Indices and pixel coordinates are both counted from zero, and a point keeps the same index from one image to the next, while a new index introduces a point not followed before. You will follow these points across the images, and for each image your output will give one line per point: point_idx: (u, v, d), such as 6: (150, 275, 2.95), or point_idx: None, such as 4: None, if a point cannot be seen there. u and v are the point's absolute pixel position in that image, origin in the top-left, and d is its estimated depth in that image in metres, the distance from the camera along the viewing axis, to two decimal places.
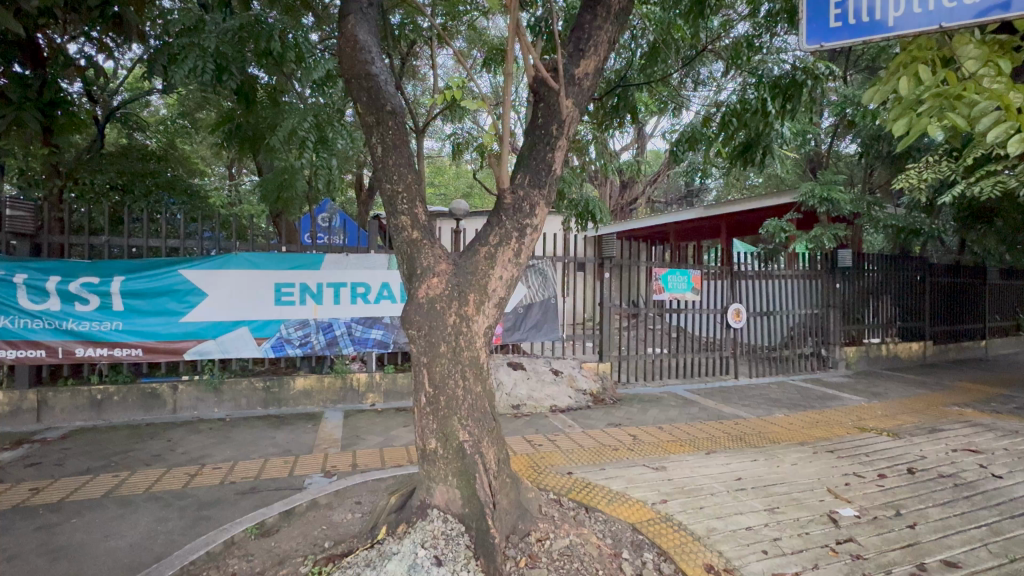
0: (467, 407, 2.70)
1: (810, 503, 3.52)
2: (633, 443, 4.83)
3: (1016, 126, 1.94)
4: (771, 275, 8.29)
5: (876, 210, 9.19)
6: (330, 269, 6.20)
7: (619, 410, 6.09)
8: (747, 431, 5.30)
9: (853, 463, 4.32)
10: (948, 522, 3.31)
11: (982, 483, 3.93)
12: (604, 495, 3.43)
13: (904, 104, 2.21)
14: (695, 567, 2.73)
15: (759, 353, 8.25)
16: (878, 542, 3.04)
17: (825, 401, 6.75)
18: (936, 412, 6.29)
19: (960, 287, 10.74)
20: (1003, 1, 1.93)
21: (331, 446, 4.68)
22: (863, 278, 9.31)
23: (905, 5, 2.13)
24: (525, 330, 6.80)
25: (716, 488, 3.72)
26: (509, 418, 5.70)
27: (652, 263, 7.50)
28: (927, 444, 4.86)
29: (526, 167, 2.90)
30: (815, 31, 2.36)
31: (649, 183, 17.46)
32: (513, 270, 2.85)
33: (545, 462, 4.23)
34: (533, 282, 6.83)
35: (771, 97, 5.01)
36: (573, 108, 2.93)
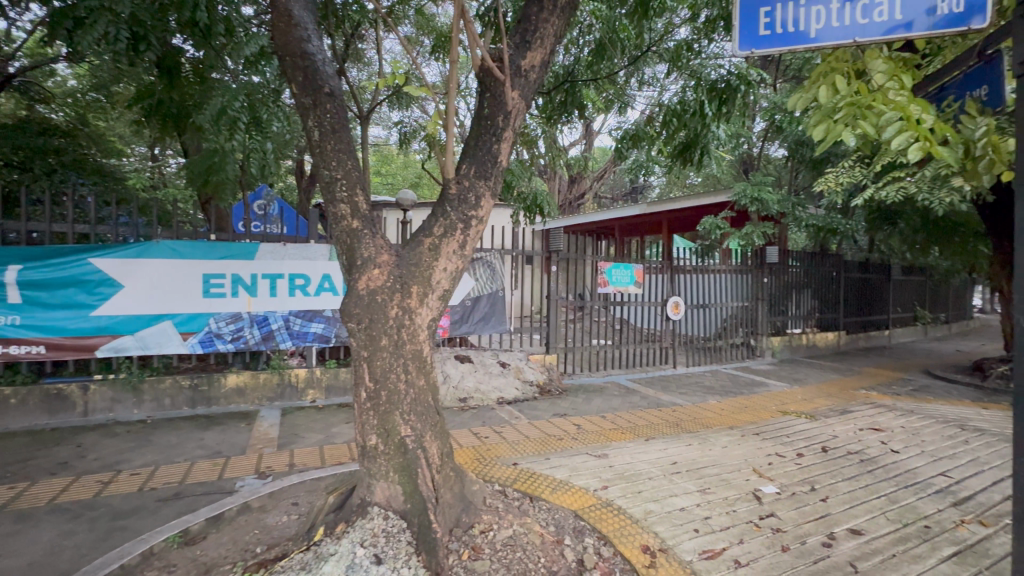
0: (410, 401, 2.64)
1: (737, 482, 3.78)
2: (577, 432, 4.96)
3: (916, 135, 2.13)
4: (707, 270, 8.77)
5: (800, 209, 9.93)
6: (265, 259, 5.85)
7: (564, 401, 6.22)
8: (683, 418, 5.59)
9: (776, 444, 4.67)
10: (854, 494, 3.66)
11: (883, 458, 4.37)
12: (549, 485, 3.51)
13: (822, 111, 2.38)
14: (633, 549, 2.84)
15: (695, 344, 8.71)
16: (795, 516, 3.31)
17: (753, 388, 7.26)
18: (848, 395, 6.93)
19: (869, 282, 11.85)
20: (905, 22, 2.16)
21: (267, 446, 4.44)
22: (788, 273, 10.05)
23: (826, 18, 2.30)
24: (473, 323, 6.77)
25: (654, 472, 3.90)
26: (455, 411, 5.67)
27: (598, 257, 7.71)
28: (839, 424, 5.34)
29: (472, 158, 2.85)
30: (747, 37, 2.47)
31: (596, 179, 17.92)
32: (458, 262, 2.81)
33: (490, 454, 4.24)
34: (481, 275, 6.79)
35: (708, 100, 5.28)
36: (519, 100, 2.91)
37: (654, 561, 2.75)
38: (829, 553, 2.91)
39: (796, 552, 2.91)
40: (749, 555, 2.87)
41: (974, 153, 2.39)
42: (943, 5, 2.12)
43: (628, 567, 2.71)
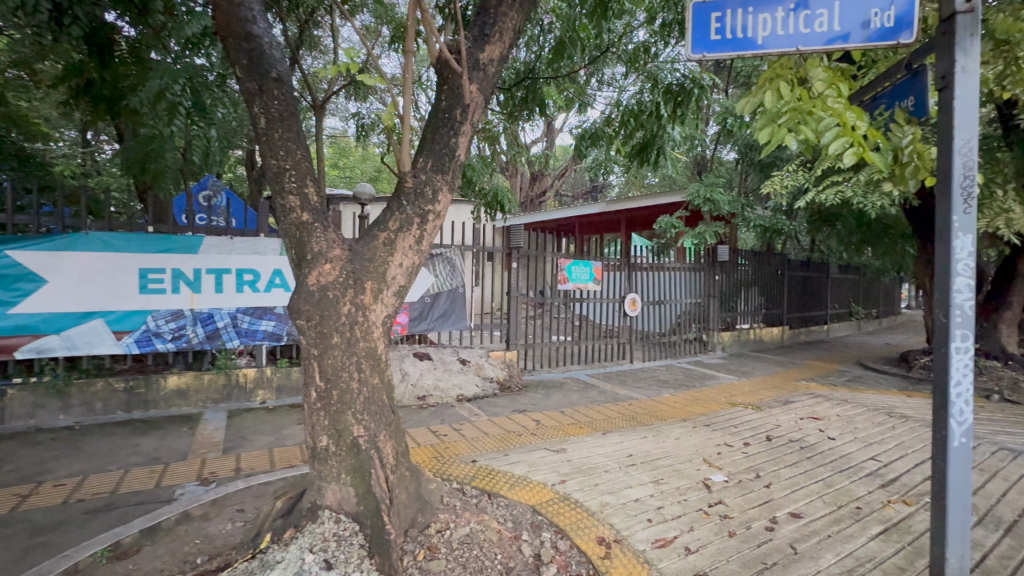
0: (363, 401, 2.57)
1: (689, 472, 3.92)
2: (536, 428, 5.00)
3: (850, 140, 2.26)
4: (663, 267, 9.03)
5: (748, 210, 10.41)
6: (210, 253, 5.53)
7: (524, 397, 6.26)
8: (639, 411, 5.75)
9: (725, 434, 4.88)
10: (795, 480, 3.88)
11: (821, 445, 4.66)
12: (507, 481, 3.52)
13: (767, 116, 2.49)
14: (589, 541, 2.88)
15: (651, 339, 8.98)
16: (741, 503, 3.46)
17: (705, 381, 7.56)
18: (790, 386, 7.35)
19: (810, 280, 12.60)
20: (842, 34, 2.30)
21: (211, 450, 4.21)
22: (738, 272, 10.52)
23: (772, 26, 2.41)
24: (432, 319, 6.67)
25: (610, 465, 3.99)
26: (414, 410, 5.58)
27: (558, 254, 7.78)
28: (782, 414, 5.65)
29: (429, 151, 2.80)
30: (699, 41, 2.54)
31: (558, 177, 18.10)
32: (414, 258, 2.75)
33: (449, 452, 4.20)
34: (441, 271, 6.70)
35: (663, 102, 5.42)
36: (478, 93, 2.87)
37: (609, 551, 2.80)
38: (771, 537, 3.06)
39: (741, 537, 3.05)
40: (698, 542, 2.97)
41: (901, 159, 2.57)
42: (875, 20, 2.27)
43: (584, 559, 2.75)
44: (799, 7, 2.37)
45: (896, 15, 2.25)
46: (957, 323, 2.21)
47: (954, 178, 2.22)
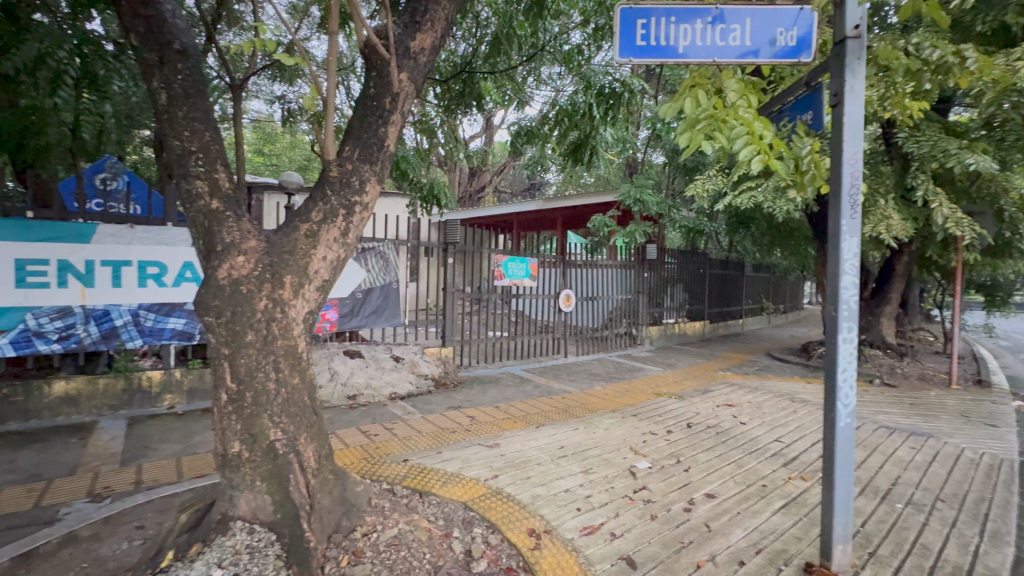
0: (281, 402, 2.41)
1: (616, 461, 4.09)
2: (470, 424, 4.99)
3: (758, 148, 2.45)
4: (595, 264, 9.34)
5: (675, 212, 11.04)
6: (106, 243, 4.93)
7: (459, 393, 6.22)
8: (572, 404, 5.92)
9: (650, 423, 5.15)
10: (711, 463, 4.17)
11: (734, 430, 5.05)
12: (439, 480, 3.49)
13: (686, 122, 2.62)
14: (519, 533, 2.92)
15: (584, 334, 9.27)
16: (663, 488, 3.67)
17: (633, 373, 7.93)
18: (709, 376, 7.92)
19: (728, 278, 13.60)
20: (753, 49, 2.55)
21: (106, 462, 3.78)
22: (665, 269, 11.11)
23: (692, 37, 2.56)
24: (363, 316, 6.43)
25: (542, 457, 4.07)
26: (343, 410, 5.36)
27: (494, 250, 7.78)
28: (701, 403, 6.06)
29: (356, 139, 2.68)
30: (626, 46, 2.63)
31: (496, 174, 18.15)
32: (340, 251, 2.62)
33: (380, 452, 4.08)
34: (373, 266, 6.46)
35: (596, 103, 5.58)
36: (408, 83, 2.78)
37: (538, 542, 2.85)
38: (688, 517, 3.27)
39: (662, 519, 3.23)
40: (623, 527, 3.11)
41: (802, 168, 2.82)
42: (780, 38, 2.53)
43: (514, 551, 2.77)
44: (715, 20, 2.56)
45: (797, 35, 2.54)
46: (845, 316, 2.47)
47: (844, 186, 2.48)
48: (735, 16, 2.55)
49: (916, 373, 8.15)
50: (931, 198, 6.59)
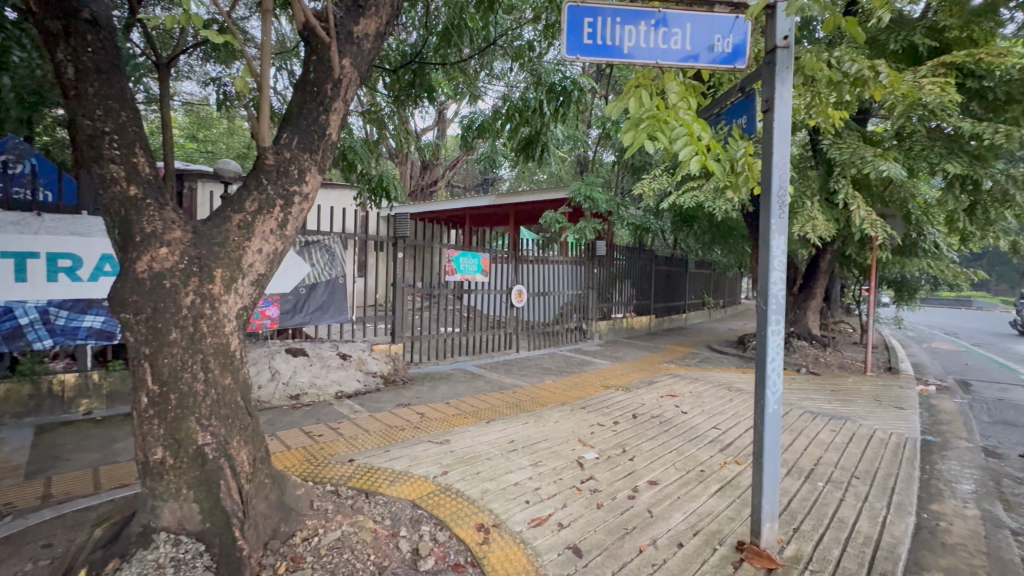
0: (210, 404, 2.26)
1: (564, 452, 4.18)
2: (419, 421, 4.92)
3: (696, 149, 2.57)
4: (547, 260, 9.45)
5: (623, 209, 11.38)
6: (6, 233, 4.40)
7: (409, 390, 6.11)
8: (522, 398, 5.97)
9: (598, 415, 5.30)
10: (654, 451, 4.35)
11: (676, 419, 5.29)
12: (386, 479, 3.42)
13: (630, 121, 2.68)
14: (468, 529, 2.91)
15: (536, 329, 9.37)
16: (609, 477, 3.78)
17: (583, 367, 8.11)
18: (654, 368, 8.25)
19: (672, 274, 14.20)
20: (694, 54, 2.66)
21: (8, 475, 3.40)
22: (614, 265, 11.42)
23: (636, 39, 2.63)
24: (307, 312, 6.16)
25: (492, 452, 4.09)
26: (285, 411, 5.12)
27: (445, 245, 7.69)
28: (646, 394, 6.30)
29: (294, 126, 2.54)
30: (573, 44, 2.65)
31: (449, 168, 17.97)
32: (277, 243, 2.48)
33: (324, 452, 3.93)
34: (318, 260, 6.20)
35: (546, 100, 5.63)
36: (351, 69, 2.67)
37: (487, 537, 2.86)
38: (632, 504, 3.40)
39: (607, 507, 3.33)
40: (570, 517, 3.18)
41: (737, 169, 2.97)
42: (718, 45, 2.67)
43: (462, 547, 2.77)
44: (658, 24, 2.65)
45: (732, 43, 2.69)
46: (772, 309, 2.65)
47: (773, 188, 2.64)
48: (677, 20, 2.66)
49: (837, 362, 8.88)
50: (850, 201, 7.18)
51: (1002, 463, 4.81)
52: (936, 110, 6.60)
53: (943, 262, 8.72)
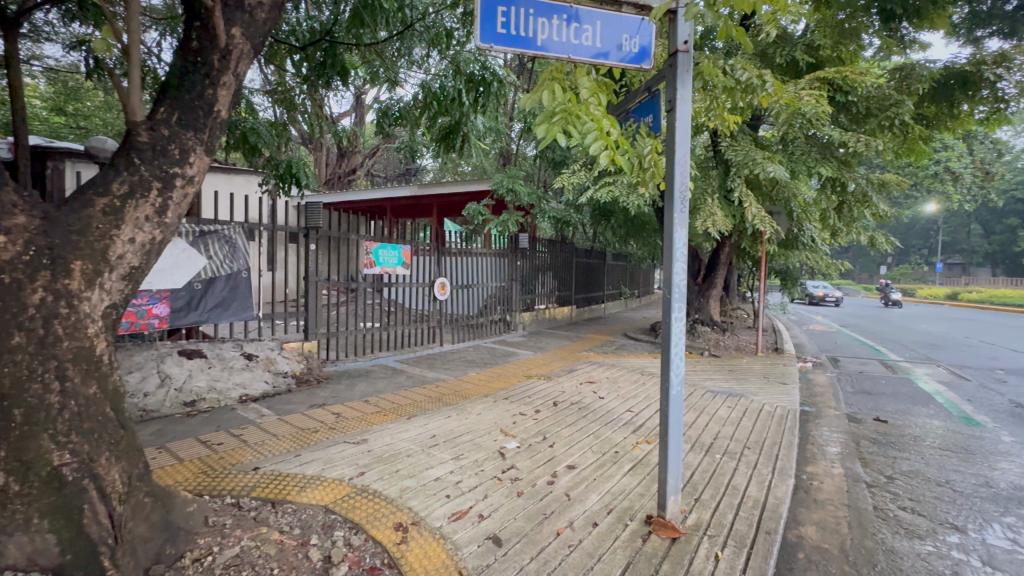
0: (69, 418, 1.96)
1: (486, 443, 4.21)
2: (335, 421, 4.67)
3: (605, 144, 2.66)
4: (470, 253, 9.39)
5: (545, 203, 11.64)
6: None
7: (324, 389, 5.79)
8: (445, 392, 5.91)
9: (520, 405, 5.39)
10: (572, 436, 4.52)
11: (594, 404, 5.54)
12: (296, 486, 3.21)
13: (544, 114, 2.70)
14: (385, 529, 2.82)
15: (459, 322, 9.30)
16: (529, 464, 3.87)
17: (506, 358, 8.22)
18: (574, 357, 8.57)
19: (591, 266, 14.80)
20: (604, 52, 2.76)
21: None
22: (536, 258, 11.66)
23: (548, 31, 2.67)
24: (205, 310, 5.55)
25: (412, 449, 4.00)
26: (178, 418, 4.63)
27: (362, 236, 7.33)
28: (566, 382, 6.53)
29: (174, 101, 2.26)
30: (487, 32, 2.61)
31: (369, 156, 17.23)
32: (154, 232, 2.20)
33: (224, 462, 3.60)
34: (215, 252, 5.62)
35: (465, 89, 5.55)
36: (244, 41, 2.41)
37: (405, 536, 2.78)
38: (551, 489, 3.49)
39: (528, 494, 3.39)
40: (491, 507, 3.19)
41: (645, 165, 3.12)
42: (626, 45, 2.80)
43: (379, 549, 2.68)
44: (570, 19, 2.71)
45: (639, 43, 2.83)
46: (675, 297, 2.83)
47: (676, 185, 2.81)
48: (588, 17, 2.73)
49: (733, 345, 9.83)
50: (744, 199, 7.93)
51: (860, 426, 5.61)
52: (812, 119, 7.47)
53: (818, 254, 9.95)
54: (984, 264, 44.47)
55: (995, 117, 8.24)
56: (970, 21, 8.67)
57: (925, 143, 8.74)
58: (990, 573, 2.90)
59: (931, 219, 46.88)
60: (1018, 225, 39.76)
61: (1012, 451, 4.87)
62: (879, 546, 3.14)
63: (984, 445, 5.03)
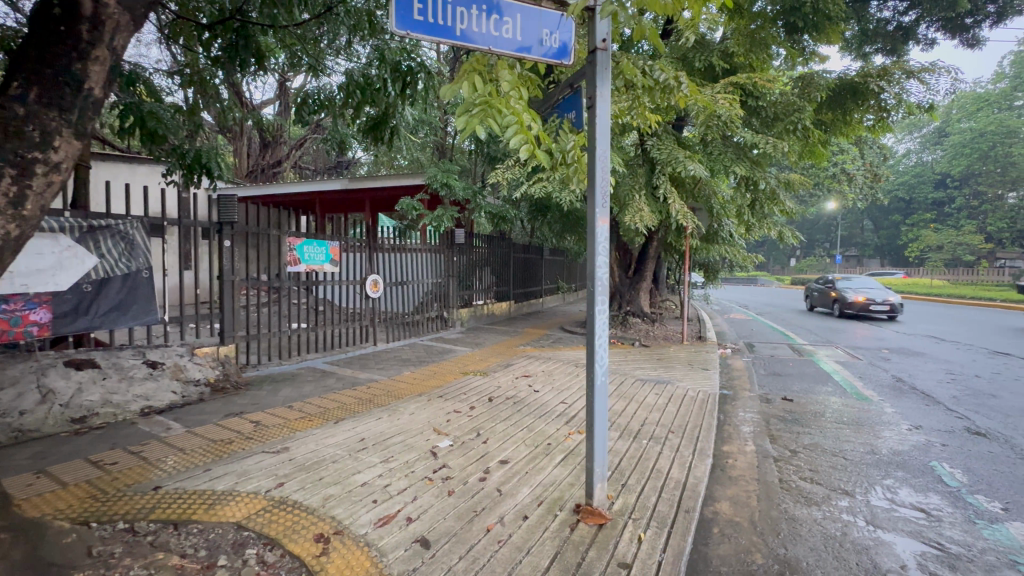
0: None
1: (418, 444, 4.11)
2: (253, 430, 4.35)
3: (526, 138, 2.65)
4: (404, 249, 9.14)
5: (481, 198, 11.57)
6: None
7: (243, 396, 5.40)
8: (377, 392, 5.72)
9: (455, 402, 5.33)
10: (506, 432, 4.52)
11: (529, 398, 5.59)
12: (205, 504, 2.95)
13: (464, 106, 2.65)
14: (304, 542, 2.67)
15: (394, 320, 9.03)
16: (461, 462, 3.82)
17: (443, 355, 8.11)
18: (511, 351, 8.62)
19: (529, 261, 14.97)
20: (527, 46, 2.75)
21: None
22: (474, 253, 11.58)
23: (466, 21, 2.61)
24: (97, 315, 4.95)
25: (338, 454, 3.82)
26: (64, 437, 4.11)
27: (285, 232, 6.87)
28: (502, 377, 6.54)
29: (34, 74, 1.96)
30: (402, 17, 2.50)
31: (295, 147, 16.27)
32: (9, 226, 1.91)
33: (119, 482, 3.25)
34: (108, 250, 5.03)
35: (391, 79, 5.35)
36: (121, 9, 2.14)
37: (326, 547, 2.64)
38: (482, 485, 3.47)
39: (459, 493, 3.35)
40: (420, 509, 3.11)
41: (568, 160, 3.19)
42: (547, 40, 2.81)
43: (296, 564, 2.52)
44: (490, 10, 2.68)
45: (560, 39, 2.85)
46: (598, 290, 2.89)
47: (597, 180, 2.85)
48: (508, 9, 2.71)
49: (661, 335, 10.37)
50: (669, 195, 8.32)
51: (770, 406, 6.12)
52: (727, 121, 7.97)
53: (735, 248, 10.70)
54: (874, 256, 50.07)
55: (879, 125, 9.27)
56: (859, 38, 9.67)
57: (824, 147, 9.66)
58: (872, 530, 3.24)
59: (831, 216, 52.20)
60: (900, 222, 45.07)
61: (892, 421, 5.52)
62: (782, 515, 3.43)
63: (871, 417, 5.66)
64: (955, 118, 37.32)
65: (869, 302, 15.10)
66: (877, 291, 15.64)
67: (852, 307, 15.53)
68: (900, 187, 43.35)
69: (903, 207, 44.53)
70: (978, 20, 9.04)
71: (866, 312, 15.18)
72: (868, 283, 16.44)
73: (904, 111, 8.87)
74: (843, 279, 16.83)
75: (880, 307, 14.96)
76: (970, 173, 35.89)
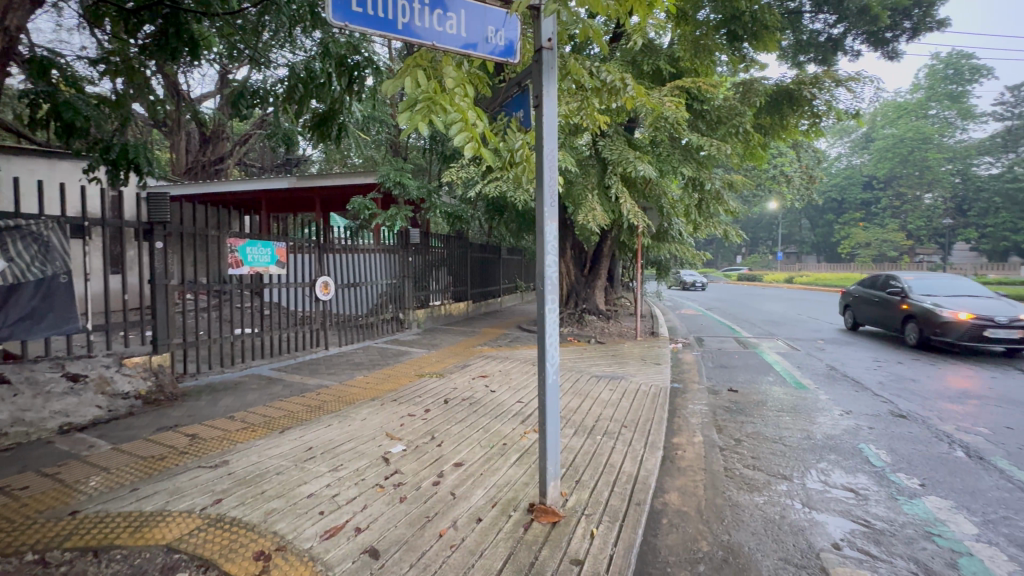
0: None
1: (369, 450, 3.98)
2: (189, 444, 4.07)
3: (471, 136, 2.62)
4: (356, 250, 8.86)
5: (436, 197, 11.40)
6: None
7: (179, 408, 5.06)
8: (328, 399, 5.51)
9: (409, 405, 5.22)
10: (461, 434, 4.46)
11: (485, 398, 5.56)
12: (130, 528, 2.73)
13: (406, 102, 2.59)
14: (242, 562, 2.52)
15: (347, 323, 8.73)
16: (415, 467, 3.73)
17: (398, 357, 7.93)
18: (468, 352, 8.55)
19: (487, 260, 14.92)
20: (472, 43, 2.71)
21: None
22: (430, 253, 11.40)
23: (407, 14, 2.54)
24: (6, 325, 4.49)
25: (283, 465, 3.64)
26: None
27: (225, 232, 6.48)
28: (459, 378, 6.48)
29: None
30: (339, 7, 2.40)
31: (239, 142, 15.47)
32: None
33: (29, 509, 2.95)
34: (19, 253, 4.57)
35: (336, 74, 5.14)
36: None
37: (266, 565, 2.51)
38: (436, 490, 3.40)
39: (411, 499, 3.27)
40: (370, 519, 3.01)
41: (516, 159, 3.20)
42: (493, 37, 2.77)
43: None
44: (433, 5, 2.61)
45: (505, 37, 2.83)
46: (548, 289, 2.89)
47: (545, 179, 2.86)
48: (452, 5, 2.66)
49: (616, 331, 10.61)
50: (620, 195, 8.51)
51: (718, 397, 6.39)
52: (674, 124, 8.25)
53: (685, 246, 11.08)
54: (811, 252, 53.48)
55: (813, 130, 9.86)
56: (795, 47, 10.22)
57: (764, 150, 10.18)
58: (808, 512, 3.44)
59: (772, 216, 55.40)
60: (834, 220, 48.38)
61: (826, 407, 5.89)
62: (726, 502, 3.57)
63: (808, 404, 6.02)
64: (879, 125, 40.42)
65: (984, 323, 8.43)
66: (982, 303, 9.01)
67: (947, 332, 8.74)
68: (833, 188, 46.51)
69: (836, 207, 47.74)
70: (897, 34, 9.90)
71: (977, 342, 8.46)
72: (958, 284, 10.11)
73: (834, 117, 9.49)
74: (915, 279, 10.45)
75: (1004, 331, 8.35)
76: (892, 176, 38.97)
